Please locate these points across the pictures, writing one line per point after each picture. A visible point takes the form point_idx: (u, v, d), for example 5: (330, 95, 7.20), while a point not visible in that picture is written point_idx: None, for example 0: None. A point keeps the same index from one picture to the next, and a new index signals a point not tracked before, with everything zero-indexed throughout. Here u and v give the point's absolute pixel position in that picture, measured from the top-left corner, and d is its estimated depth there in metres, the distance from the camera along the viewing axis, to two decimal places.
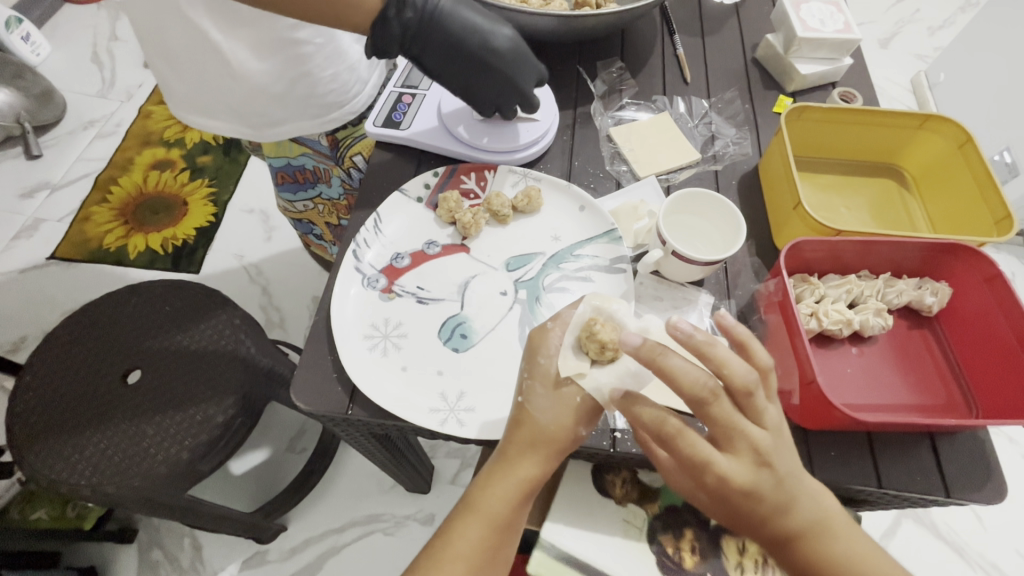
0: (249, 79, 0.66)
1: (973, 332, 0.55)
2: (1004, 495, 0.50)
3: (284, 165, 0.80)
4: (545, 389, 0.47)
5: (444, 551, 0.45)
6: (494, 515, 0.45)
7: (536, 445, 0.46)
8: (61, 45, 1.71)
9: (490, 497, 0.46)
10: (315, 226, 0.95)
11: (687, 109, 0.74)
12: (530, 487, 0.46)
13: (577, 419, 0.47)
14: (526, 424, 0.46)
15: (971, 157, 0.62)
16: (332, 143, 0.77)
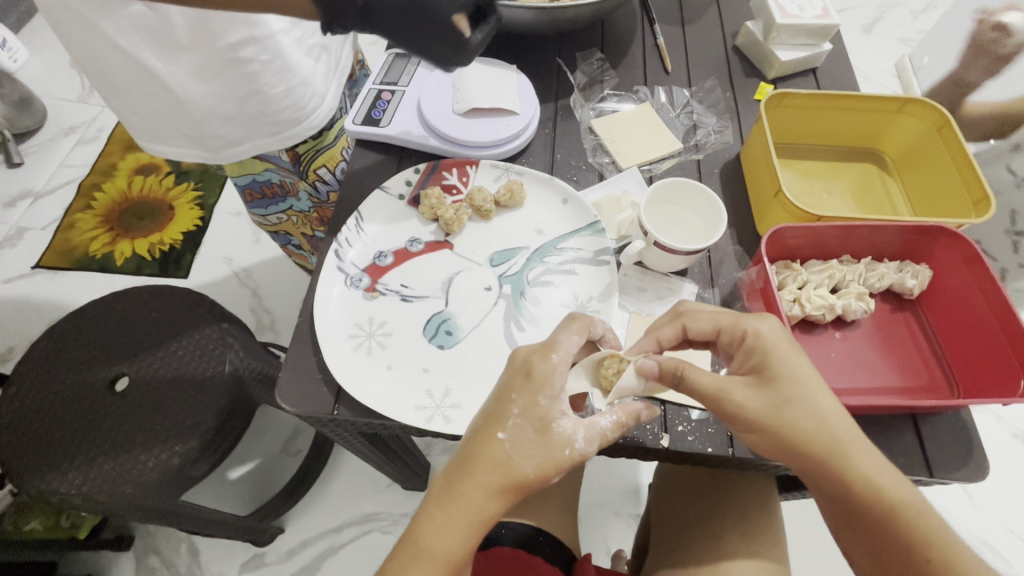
0: (198, 103, 0.63)
1: (955, 313, 0.56)
2: (985, 473, 0.51)
3: (250, 182, 0.79)
4: (534, 433, 0.43)
5: None
6: (448, 555, 0.41)
7: (500, 486, 0.42)
8: (39, 50, 1.68)
9: (444, 539, 0.41)
10: (293, 237, 0.95)
11: (669, 98, 0.74)
12: (485, 526, 0.42)
13: (556, 469, 0.43)
14: (492, 456, 0.42)
15: (949, 140, 0.63)
16: (293, 158, 0.76)
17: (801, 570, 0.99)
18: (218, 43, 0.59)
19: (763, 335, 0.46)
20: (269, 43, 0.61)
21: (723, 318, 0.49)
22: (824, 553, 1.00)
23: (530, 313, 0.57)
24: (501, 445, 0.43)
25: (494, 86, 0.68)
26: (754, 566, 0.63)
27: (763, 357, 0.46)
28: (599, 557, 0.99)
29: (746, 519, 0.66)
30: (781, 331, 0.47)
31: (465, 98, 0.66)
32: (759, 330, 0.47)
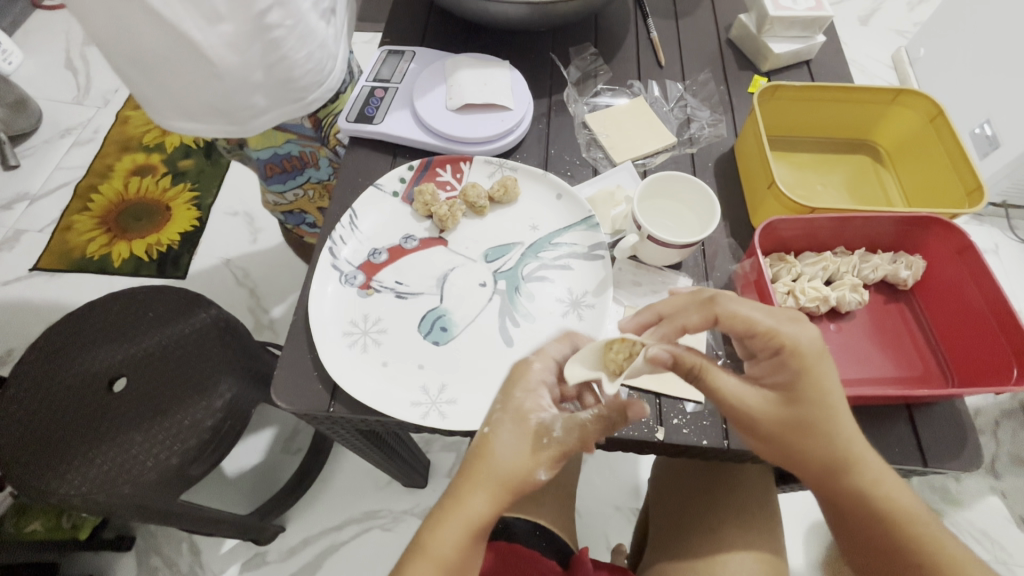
0: (228, 73, 0.59)
1: (949, 303, 0.56)
2: (980, 462, 0.51)
3: (272, 156, 0.78)
4: (512, 422, 0.45)
5: None
6: (444, 558, 0.41)
7: (493, 484, 0.43)
8: (34, 52, 1.68)
9: (440, 541, 0.42)
10: (309, 214, 0.94)
11: (662, 92, 0.74)
12: (482, 529, 0.43)
13: (540, 460, 0.43)
14: (491, 458, 0.43)
15: (943, 131, 0.63)
16: (315, 124, 0.76)
17: (799, 561, 0.99)
18: (248, 10, 0.55)
19: (800, 344, 0.43)
20: (292, 7, 0.58)
21: (761, 321, 0.45)
22: (822, 544, 1.01)
23: (525, 308, 0.57)
24: (497, 445, 0.44)
25: (487, 82, 0.68)
26: (751, 558, 0.63)
27: (795, 370, 0.44)
28: (599, 552, 1.00)
29: (744, 512, 0.66)
30: (819, 339, 0.44)
31: (458, 94, 0.66)
32: (793, 338, 0.44)
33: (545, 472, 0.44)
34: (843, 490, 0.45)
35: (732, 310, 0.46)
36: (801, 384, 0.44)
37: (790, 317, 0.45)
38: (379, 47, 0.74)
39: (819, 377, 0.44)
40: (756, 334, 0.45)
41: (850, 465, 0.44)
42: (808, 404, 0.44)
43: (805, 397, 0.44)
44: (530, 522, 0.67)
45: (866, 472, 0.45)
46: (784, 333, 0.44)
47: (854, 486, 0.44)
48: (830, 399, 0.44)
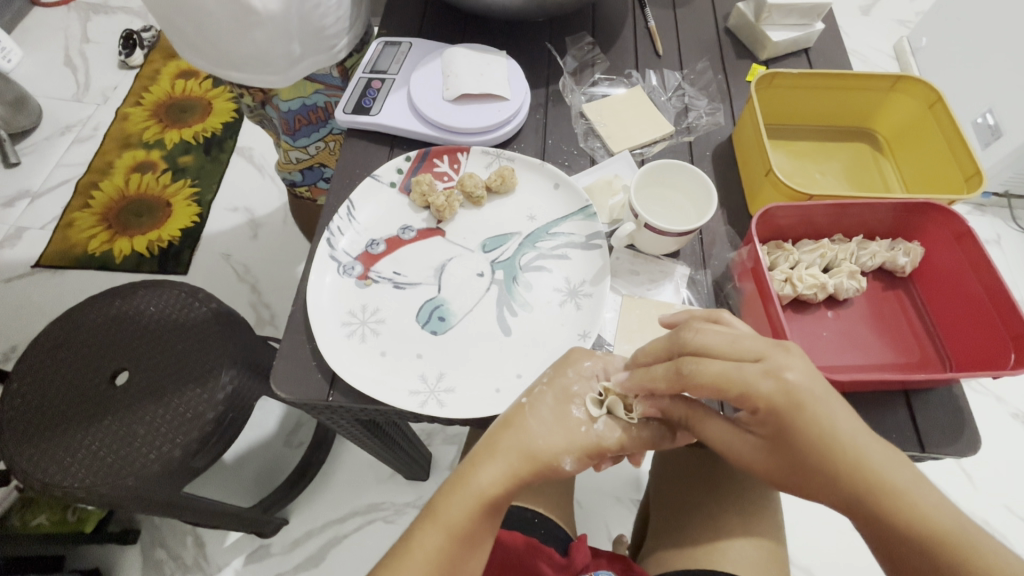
0: (271, 20, 0.64)
1: (947, 290, 0.56)
2: (978, 447, 0.51)
3: (300, 107, 0.82)
4: (553, 402, 0.48)
5: (402, 553, 0.46)
6: (451, 522, 0.46)
7: (515, 456, 0.47)
8: (33, 50, 1.68)
9: (451, 505, 0.46)
10: (326, 168, 0.96)
11: (660, 81, 0.74)
12: (494, 500, 0.47)
13: (571, 444, 0.47)
14: (518, 433, 0.47)
15: (942, 117, 0.62)
16: (342, 72, 0.82)
17: (799, 550, 1.00)
18: None
19: (769, 395, 0.41)
20: None
21: (731, 373, 0.42)
22: (822, 533, 1.02)
23: (522, 298, 0.57)
24: (531, 424, 0.48)
25: (483, 72, 0.68)
26: (751, 544, 0.63)
27: (776, 422, 0.42)
28: (601, 542, 1.00)
29: (744, 500, 0.67)
30: (792, 385, 0.41)
31: (455, 83, 0.66)
32: (764, 392, 0.41)
33: (569, 461, 0.47)
34: (882, 524, 0.39)
35: (694, 378, 0.42)
36: (784, 427, 0.41)
37: (759, 367, 0.42)
38: (376, 38, 0.74)
39: (807, 416, 0.41)
40: (728, 394, 0.42)
41: (879, 491, 0.39)
42: (799, 442, 0.41)
43: (795, 436, 0.41)
44: (529, 510, 0.68)
45: (906, 501, 0.39)
46: (753, 389, 0.41)
47: (894, 518, 0.39)
48: (826, 435, 0.40)
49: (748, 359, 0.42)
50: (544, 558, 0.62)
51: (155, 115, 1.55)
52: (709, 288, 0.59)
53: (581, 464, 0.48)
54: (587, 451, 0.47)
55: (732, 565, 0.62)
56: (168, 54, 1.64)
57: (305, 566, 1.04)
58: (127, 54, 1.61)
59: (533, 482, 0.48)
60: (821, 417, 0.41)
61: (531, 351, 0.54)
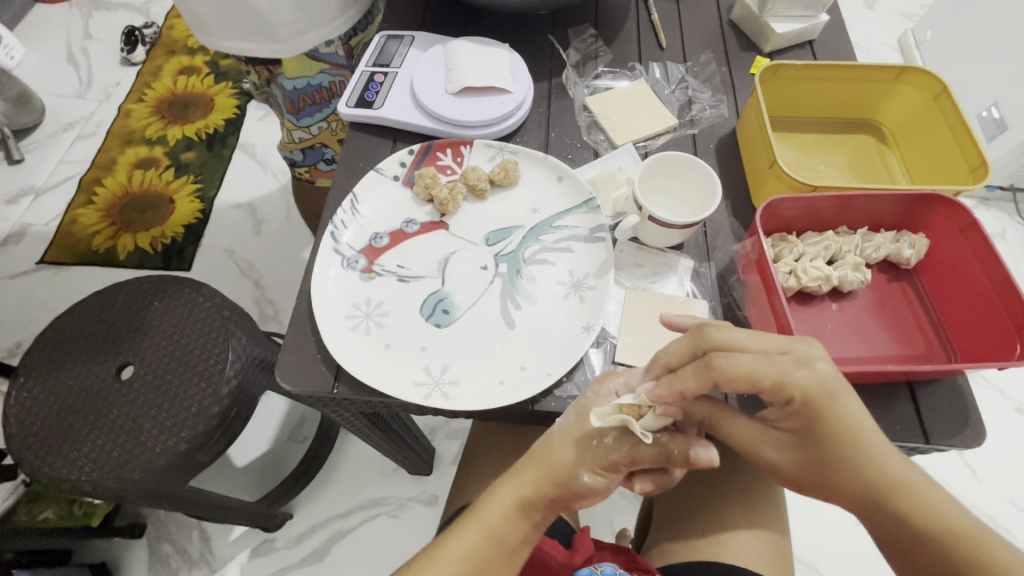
0: None
1: (952, 283, 0.56)
2: (982, 439, 0.51)
3: (304, 86, 0.82)
4: (576, 418, 0.49)
5: (437, 549, 0.48)
6: (489, 522, 0.48)
7: (546, 467, 0.49)
8: (36, 47, 1.68)
9: (489, 506, 0.49)
10: (327, 149, 0.96)
11: (663, 74, 0.74)
12: (528, 503, 0.49)
13: (592, 462, 0.48)
14: (551, 444, 0.50)
15: (947, 108, 0.62)
16: (347, 52, 0.81)
17: (802, 544, 1.00)
18: None
19: (806, 384, 0.41)
20: None
21: (764, 367, 0.41)
22: (824, 527, 1.02)
23: (526, 291, 0.57)
24: (561, 436, 0.50)
25: (486, 65, 0.67)
26: (754, 537, 0.64)
27: (809, 414, 0.42)
28: (603, 536, 1.01)
29: (748, 493, 0.67)
30: (826, 379, 0.41)
31: (458, 76, 0.66)
32: (799, 382, 0.41)
33: (588, 475, 0.48)
34: (891, 523, 0.42)
35: (727, 371, 0.41)
36: (816, 419, 0.42)
37: (790, 358, 0.42)
38: (378, 32, 0.73)
39: (837, 412, 0.41)
40: (762, 385, 0.42)
41: (895, 493, 0.41)
42: (827, 437, 0.42)
43: (821, 432, 0.42)
44: None
45: (921, 502, 0.41)
46: (789, 378, 0.41)
47: (905, 517, 0.41)
48: (853, 434, 0.41)
49: (777, 353, 0.42)
50: (548, 549, 0.62)
51: (157, 111, 1.55)
52: (713, 281, 0.59)
53: (601, 481, 0.48)
54: (602, 466, 0.48)
55: (735, 557, 0.62)
56: (170, 51, 1.64)
57: (309, 560, 1.04)
58: (130, 51, 1.61)
59: (563, 499, 0.49)
60: (849, 415, 0.41)
61: (535, 343, 0.54)
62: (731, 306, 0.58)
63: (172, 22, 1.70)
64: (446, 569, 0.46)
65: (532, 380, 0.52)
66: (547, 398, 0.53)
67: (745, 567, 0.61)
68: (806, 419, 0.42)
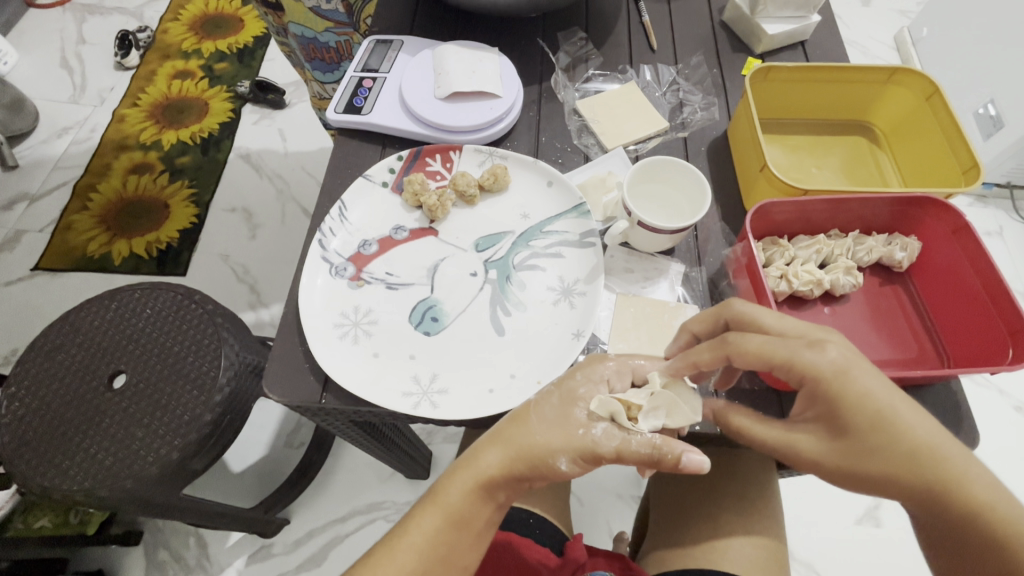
0: None
1: (945, 285, 0.55)
2: (975, 444, 0.51)
3: (312, 38, 0.87)
4: (557, 402, 0.46)
5: (398, 539, 0.45)
6: (450, 506, 0.45)
7: (513, 448, 0.45)
8: (30, 52, 1.67)
9: (450, 488, 0.46)
10: None
11: (654, 76, 0.73)
12: (492, 486, 0.46)
13: (566, 443, 0.44)
14: (522, 428, 0.46)
15: (939, 109, 0.62)
16: (347, 9, 0.82)
17: (800, 547, 1.00)
18: None
19: (820, 366, 0.41)
20: None
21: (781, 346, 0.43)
22: (822, 529, 1.01)
23: (515, 297, 0.57)
24: (535, 420, 0.46)
25: (475, 69, 0.67)
26: (750, 543, 0.63)
27: (824, 395, 0.41)
28: (601, 540, 1.00)
29: (744, 498, 0.66)
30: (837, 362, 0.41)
31: (447, 79, 0.66)
32: (812, 363, 0.41)
33: (564, 462, 0.44)
34: (949, 518, 0.39)
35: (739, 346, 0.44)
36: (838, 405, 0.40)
37: (804, 341, 0.43)
38: (367, 36, 0.73)
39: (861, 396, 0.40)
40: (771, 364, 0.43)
41: (943, 485, 0.39)
42: (853, 420, 0.40)
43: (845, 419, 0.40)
44: (525, 509, 0.68)
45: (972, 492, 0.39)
46: (798, 359, 0.42)
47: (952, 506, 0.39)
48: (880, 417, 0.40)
49: (793, 336, 0.43)
50: (539, 557, 0.62)
51: (152, 116, 1.55)
52: (705, 285, 0.59)
53: (579, 468, 0.45)
54: (583, 454, 0.44)
55: (730, 563, 0.62)
56: (164, 55, 1.64)
57: (306, 565, 1.04)
58: (123, 55, 1.60)
59: (530, 479, 0.46)
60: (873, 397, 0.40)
61: (525, 351, 0.54)
62: None
63: (165, 26, 1.69)
64: (405, 559, 0.44)
65: (522, 387, 0.52)
66: None
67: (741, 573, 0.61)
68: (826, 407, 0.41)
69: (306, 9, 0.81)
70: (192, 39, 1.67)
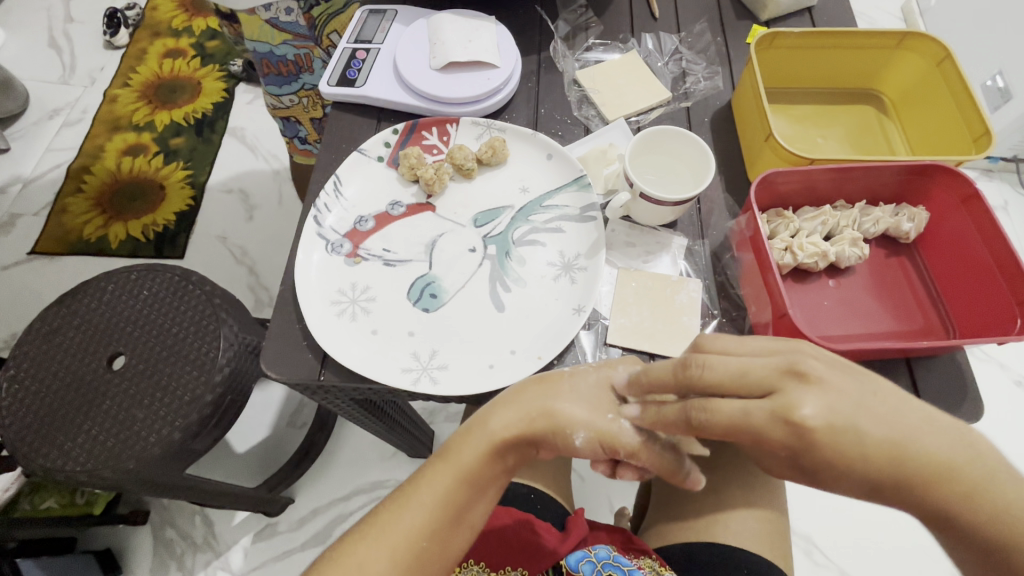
0: None
1: (952, 256, 0.54)
2: (980, 415, 0.50)
3: (267, 52, 0.81)
4: (594, 382, 0.46)
5: (409, 495, 0.45)
6: (464, 467, 0.45)
7: (535, 414, 0.44)
8: (16, 31, 1.64)
9: (464, 449, 0.45)
10: (301, 126, 0.96)
11: (657, 45, 0.71)
12: (507, 451, 0.45)
13: (591, 422, 0.43)
14: (548, 396, 0.45)
15: (950, 75, 0.60)
16: (308, 22, 0.78)
17: (800, 520, 1.00)
18: None
19: (781, 408, 0.34)
20: None
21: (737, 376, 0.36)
22: (823, 505, 1.02)
23: (515, 273, 0.56)
24: (565, 391, 0.45)
25: (472, 38, 0.65)
26: (752, 516, 0.63)
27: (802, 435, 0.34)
28: (602, 515, 1.01)
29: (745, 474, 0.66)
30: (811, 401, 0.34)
31: (441, 51, 0.64)
32: (774, 411, 0.34)
33: (582, 438, 0.43)
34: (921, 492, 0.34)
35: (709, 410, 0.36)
36: (810, 441, 0.33)
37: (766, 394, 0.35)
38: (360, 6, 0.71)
39: (857, 445, 0.33)
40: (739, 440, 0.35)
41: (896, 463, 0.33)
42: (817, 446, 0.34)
43: (821, 471, 0.34)
44: (526, 486, 0.68)
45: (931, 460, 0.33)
46: (767, 417, 0.34)
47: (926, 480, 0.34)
48: (878, 446, 0.33)
49: (752, 383, 0.35)
50: (542, 533, 0.62)
51: (144, 96, 1.51)
52: (707, 259, 0.58)
53: (592, 450, 0.44)
54: (602, 439, 0.43)
55: (732, 536, 0.62)
56: (154, 33, 1.60)
57: (312, 542, 1.05)
58: (112, 33, 1.56)
59: (543, 446, 0.45)
60: (876, 434, 0.33)
61: (525, 327, 0.53)
62: (725, 285, 0.56)
63: (154, 3, 1.65)
64: (414, 517, 0.44)
65: (522, 363, 0.51)
66: None
67: (741, 547, 0.61)
68: (790, 459, 0.35)
69: (262, 21, 0.76)
70: (183, 16, 1.63)
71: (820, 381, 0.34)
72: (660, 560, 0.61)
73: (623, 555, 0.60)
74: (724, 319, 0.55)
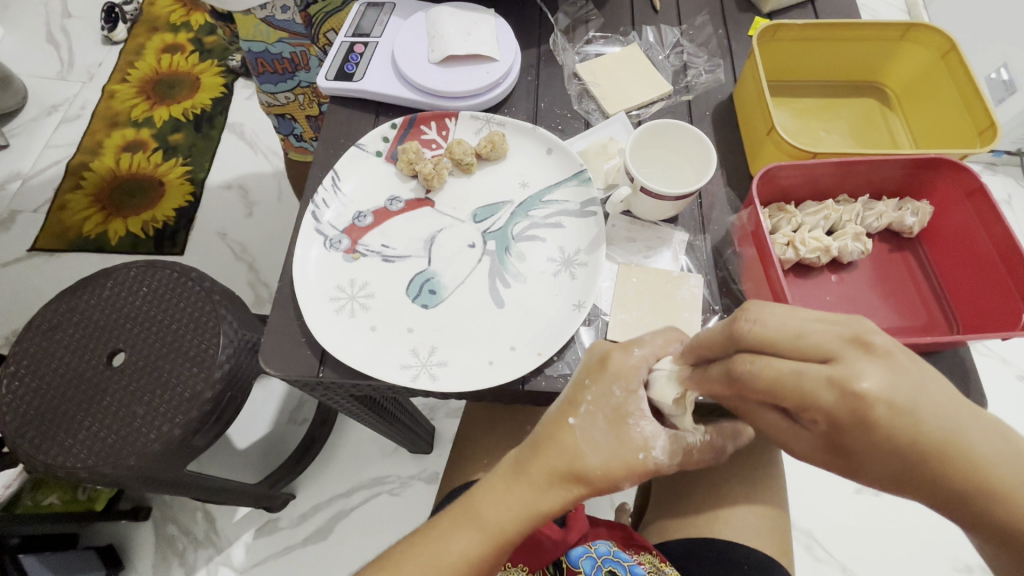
0: None
1: (955, 251, 0.54)
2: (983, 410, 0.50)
3: (262, 51, 0.80)
4: (606, 423, 0.42)
5: (433, 553, 0.43)
6: (496, 528, 0.42)
7: (566, 474, 0.42)
8: (14, 27, 1.63)
9: (494, 509, 0.43)
10: (296, 123, 0.96)
11: (658, 38, 0.70)
12: (544, 515, 0.42)
13: (625, 471, 0.41)
14: (572, 455, 0.42)
15: (954, 67, 0.59)
16: (305, 20, 0.78)
17: (802, 516, 1.00)
18: None
19: (838, 382, 0.31)
20: None
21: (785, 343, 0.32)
22: (824, 500, 1.02)
23: (515, 268, 0.55)
24: (586, 451, 0.41)
25: (470, 31, 0.64)
26: (753, 513, 0.63)
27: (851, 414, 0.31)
28: (603, 510, 1.01)
29: (747, 471, 0.66)
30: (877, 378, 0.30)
31: (439, 45, 0.63)
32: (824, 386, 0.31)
33: (629, 485, 0.42)
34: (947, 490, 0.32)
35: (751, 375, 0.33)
36: (863, 420, 0.31)
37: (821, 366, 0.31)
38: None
39: (906, 427, 0.31)
40: (781, 402, 0.32)
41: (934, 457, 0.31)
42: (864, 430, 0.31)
43: (858, 452, 0.32)
44: None
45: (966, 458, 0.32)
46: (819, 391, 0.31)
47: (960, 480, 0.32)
48: (920, 432, 0.31)
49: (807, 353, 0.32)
50: (542, 528, 0.59)
51: (143, 92, 1.51)
52: (708, 254, 0.57)
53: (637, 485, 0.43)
54: (643, 475, 0.42)
55: (733, 532, 0.62)
56: (152, 28, 1.59)
57: (313, 538, 1.05)
58: (110, 29, 1.55)
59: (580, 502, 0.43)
60: (931, 425, 0.31)
61: (525, 323, 0.53)
62: (726, 280, 0.56)
63: None
64: None
65: (523, 359, 0.51)
66: (536, 377, 0.51)
67: (742, 542, 0.61)
68: (830, 435, 0.32)
69: (257, 20, 0.74)
70: (181, 11, 1.62)
71: (887, 354, 0.31)
72: (661, 555, 0.61)
73: (623, 551, 0.60)
74: (725, 314, 0.54)
